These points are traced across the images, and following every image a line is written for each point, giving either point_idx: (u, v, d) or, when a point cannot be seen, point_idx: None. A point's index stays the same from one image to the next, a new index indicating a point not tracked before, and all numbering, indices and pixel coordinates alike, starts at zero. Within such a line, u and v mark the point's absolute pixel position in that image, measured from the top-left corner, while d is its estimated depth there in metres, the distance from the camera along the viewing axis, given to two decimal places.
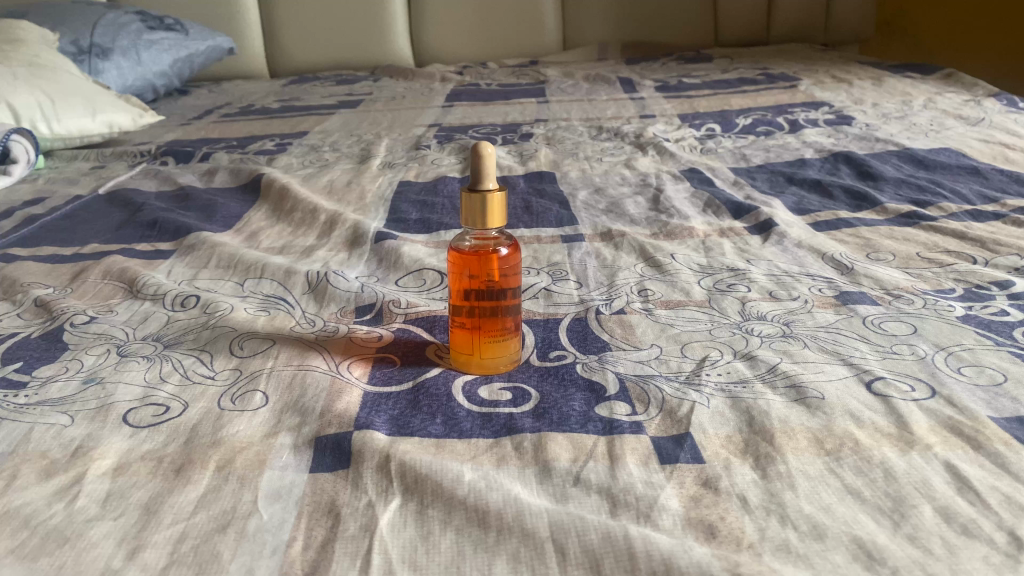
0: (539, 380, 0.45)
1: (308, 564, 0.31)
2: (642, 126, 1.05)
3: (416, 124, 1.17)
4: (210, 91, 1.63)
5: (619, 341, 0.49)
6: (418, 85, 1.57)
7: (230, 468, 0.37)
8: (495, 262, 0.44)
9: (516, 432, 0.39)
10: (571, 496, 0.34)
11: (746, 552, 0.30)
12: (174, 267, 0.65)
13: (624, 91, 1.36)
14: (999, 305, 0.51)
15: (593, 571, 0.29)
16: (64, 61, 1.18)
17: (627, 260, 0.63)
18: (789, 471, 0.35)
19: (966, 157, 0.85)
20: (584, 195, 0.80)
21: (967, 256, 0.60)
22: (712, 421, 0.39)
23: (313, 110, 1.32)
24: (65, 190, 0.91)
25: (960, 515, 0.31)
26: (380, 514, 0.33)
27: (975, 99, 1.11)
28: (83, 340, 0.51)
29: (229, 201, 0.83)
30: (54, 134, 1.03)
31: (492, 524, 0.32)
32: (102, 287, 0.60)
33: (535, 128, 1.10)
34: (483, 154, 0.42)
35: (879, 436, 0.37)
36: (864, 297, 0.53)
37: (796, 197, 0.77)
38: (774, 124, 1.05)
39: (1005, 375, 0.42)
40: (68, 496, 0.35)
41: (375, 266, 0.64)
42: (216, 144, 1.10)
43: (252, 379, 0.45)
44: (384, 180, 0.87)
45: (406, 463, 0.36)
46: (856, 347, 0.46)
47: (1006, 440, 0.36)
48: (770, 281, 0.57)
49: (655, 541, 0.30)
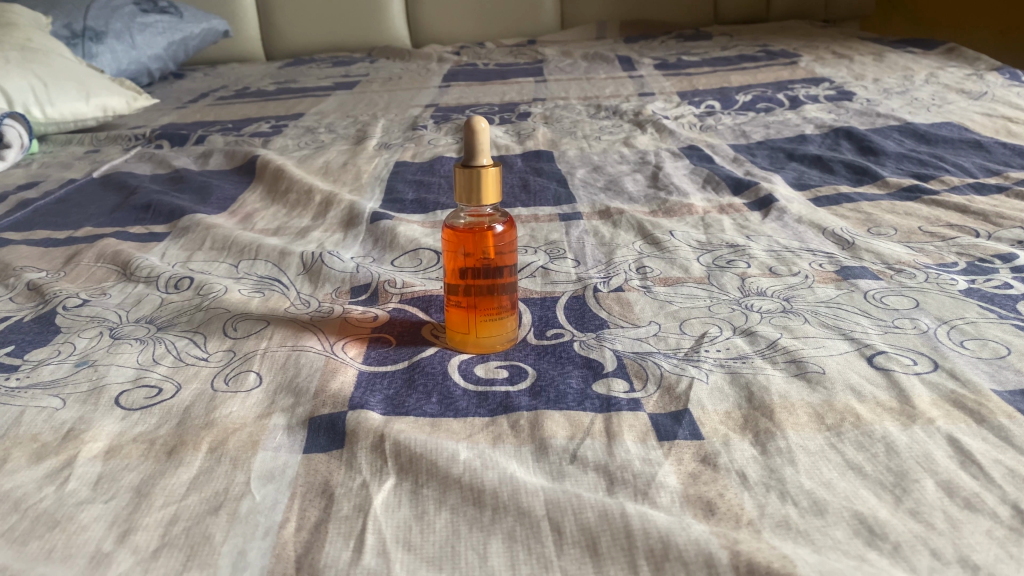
0: (536, 359, 0.44)
1: (301, 545, 0.30)
2: (641, 104, 1.04)
3: (413, 104, 1.16)
4: (205, 74, 1.61)
5: (617, 319, 0.48)
6: (414, 66, 1.55)
7: (222, 449, 0.36)
8: (491, 238, 0.43)
9: (512, 410, 0.39)
10: (568, 474, 0.33)
11: (745, 529, 0.30)
12: (168, 250, 0.64)
13: (623, 69, 1.35)
14: (1002, 279, 0.50)
15: (590, 550, 0.29)
16: (57, 44, 1.17)
17: (625, 238, 0.62)
18: (789, 447, 0.34)
19: (968, 131, 0.84)
20: (583, 173, 0.79)
21: (969, 229, 0.59)
22: (710, 397, 0.39)
23: (309, 92, 1.31)
24: (59, 174, 0.90)
25: (963, 489, 0.31)
26: (373, 495, 0.33)
27: (977, 73, 1.10)
28: (75, 323, 0.51)
29: (224, 183, 0.82)
30: (47, 118, 1.03)
31: (488, 503, 0.32)
32: (96, 270, 0.60)
33: (533, 108, 1.09)
34: (477, 128, 0.41)
35: (880, 410, 0.36)
36: (865, 271, 0.52)
37: (796, 173, 0.76)
38: (775, 100, 1.04)
39: (1009, 348, 0.41)
40: (60, 479, 0.35)
41: (370, 247, 0.64)
42: (211, 127, 1.09)
43: (245, 360, 0.45)
44: (380, 161, 0.87)
45: (401, 442, 0.36)
46: (857, 321, 0.45)
47: (1010, 413, 0.35)
48: (770, 256, 0.56)
49: (652, 518, 0.30)
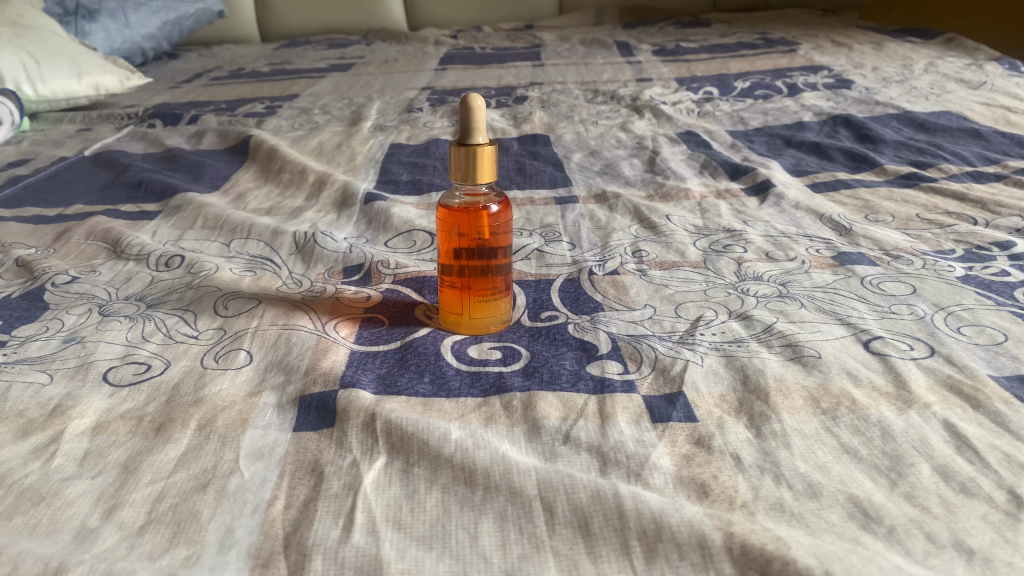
0: (530, 341, 0.44)
1: (289, 523, 0.30)
2: (638, 89, 1.04)
3: (409, 87, 1.15)
4: (199, 54, 1.60)
5: (611, 301, 0.48)
6: (412, 48, 1.54)
7: (211, 427, 0.36)
8: (485, 219, 0.42)
9: (505, 391, 0.38)
10: (561, 454, 0.33)
11: (739, 511, 0.29)
12: (159, 228, 0.64)
13: (621, 55, 1.34)
14: (1000, 266, 0.50)
15: (583, 531, 0.29)
16: (49, 21, 1.15)
17: (621, 222, 0.61)
18: (784, 430, 0.34)
19: (967, 120, 0.84)
20: (580, 157, 0.79)
21: (967, 217, 0.59)
22: (705, 379, 0.38)
23: (304, 73, 1.30)
24: (50, 151, 0.89)
25: (959, 473, 0.31)
26: (364, 473, 0.32)
27: (977, 62, 1.09)
28: (63, 299, 0.50)
29: (216, 163, 0.81)
30: (39, 95, 1.02)
31: (479, 483, 0.31)
32: (85, 248, 0.59)
33: (529, 91, 1.08)
34: (473, 106, 0.40)
35: (876, 394, 0.36)
36: (862, 258, 0.52)
37: (795, 159, 0.76)
38: (773, 87, 1.03)
39: (1006, 335, 0.41)
40: (45, 455, 0.35)
41: (364, 228, 0.63)
42: (205, 107, 1.08)
43: (236, 338, 0.44)
44: (375, 142, 0.86)
45: (392, 421, 0.35)
46: (853, 307, 0.45)
47: (1007, 399, 0.35)
48: (767, 241, 0.56)
49: (645, 500, 0.29)
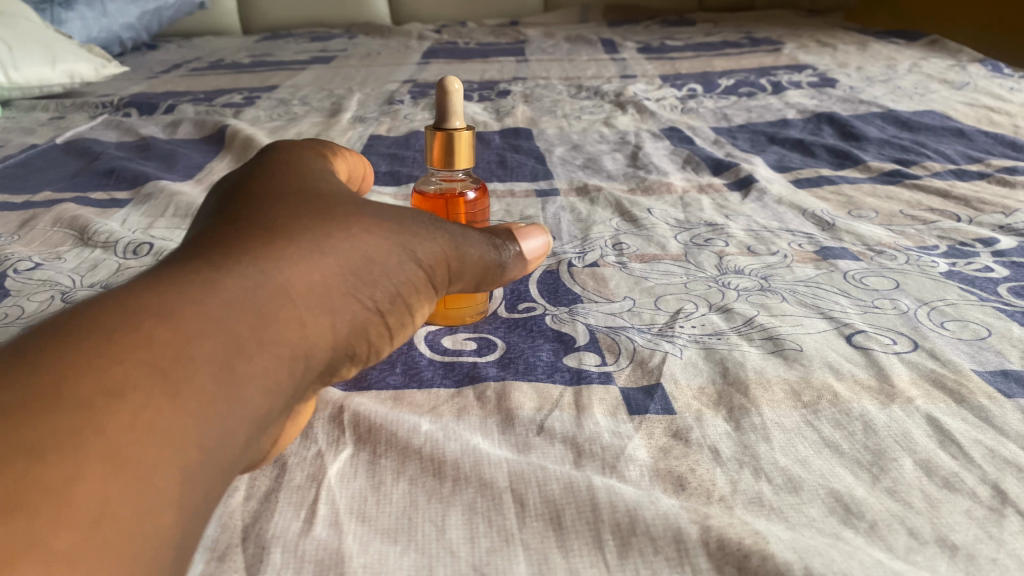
0: (507, 331, 0.43)
1: (249, 515, 0.29)
2: (622, 86, 1.03)
3: (390, 80, 1.14)
4: (180, 46, 1.58)
5: (591, 293, 0.47)
6: (395, 42, 1.52)
7: None
8: (462, 206, 0.40)
9: (479, 381, 0.37)
10: (534, 447, 0.32)
11: (716, 505, 0.28)
12: (129, 216, 0.62)
13: (606, 51, 1.33)
14: (984, 262, 0.49)
15: (554, 524, 0.28)
16: (24, 8, 1.13)
17: (602, 215, 0.60)
18: (764, 423, 0.33)
19: (950, 119, 0.83)
20: (562, 151, 0.78)
21: (951, 214, 0.58)
22: (684, 371, 0.37)
23: (284, 66, 1.28)
24: (21, 139, 0.87)
25: (942, 468, 0.30)
26: (329, 464, 0.31)
27: (960, 64, 1.09)
28: (25, 287, 0.48)
29: (191, 151, 0.80)
30: (11, 82, 1.00)
31: (448, 475, 0.30)
32: (52, 235, 0.57)
33: (513, 86, 1.07)
34: (449, 90, 0.39)
35: (858, 388, 0.35)
36: (845, 253, 0.51)
37: (778, 155, 0.75)
38: (758, 85, 1.03)
39: (990, 330, 0.40)
40: None
41: None
42: (182, 97, 1.06)
43: None
44: (354, 134, 0.84)
45: (360, 412, 0.34)
46: (836, 301, 0.44)
47: (991, 394, 0.34)
48: (749, 235, 0.55)
49: (620, 492, 0.28)
